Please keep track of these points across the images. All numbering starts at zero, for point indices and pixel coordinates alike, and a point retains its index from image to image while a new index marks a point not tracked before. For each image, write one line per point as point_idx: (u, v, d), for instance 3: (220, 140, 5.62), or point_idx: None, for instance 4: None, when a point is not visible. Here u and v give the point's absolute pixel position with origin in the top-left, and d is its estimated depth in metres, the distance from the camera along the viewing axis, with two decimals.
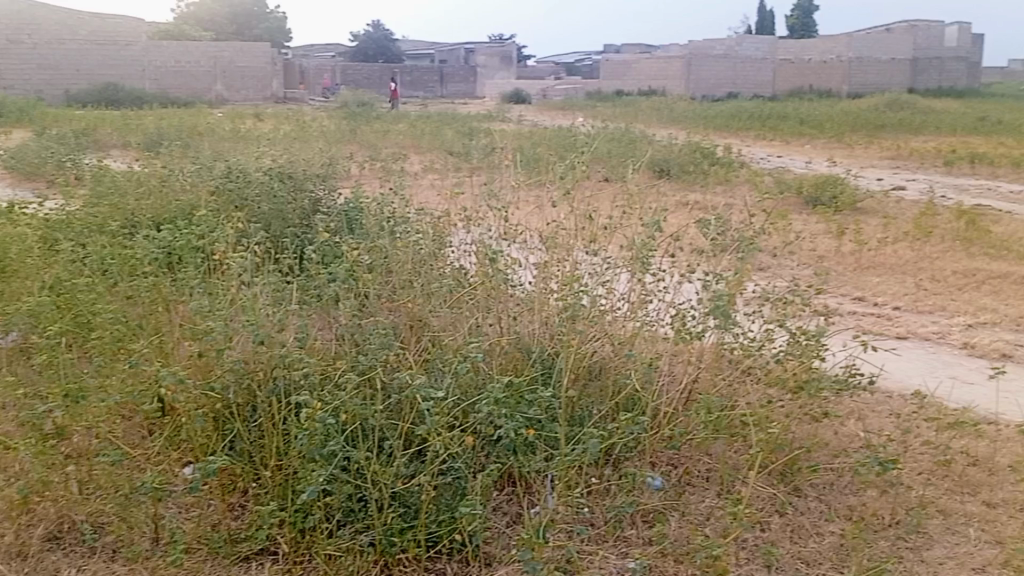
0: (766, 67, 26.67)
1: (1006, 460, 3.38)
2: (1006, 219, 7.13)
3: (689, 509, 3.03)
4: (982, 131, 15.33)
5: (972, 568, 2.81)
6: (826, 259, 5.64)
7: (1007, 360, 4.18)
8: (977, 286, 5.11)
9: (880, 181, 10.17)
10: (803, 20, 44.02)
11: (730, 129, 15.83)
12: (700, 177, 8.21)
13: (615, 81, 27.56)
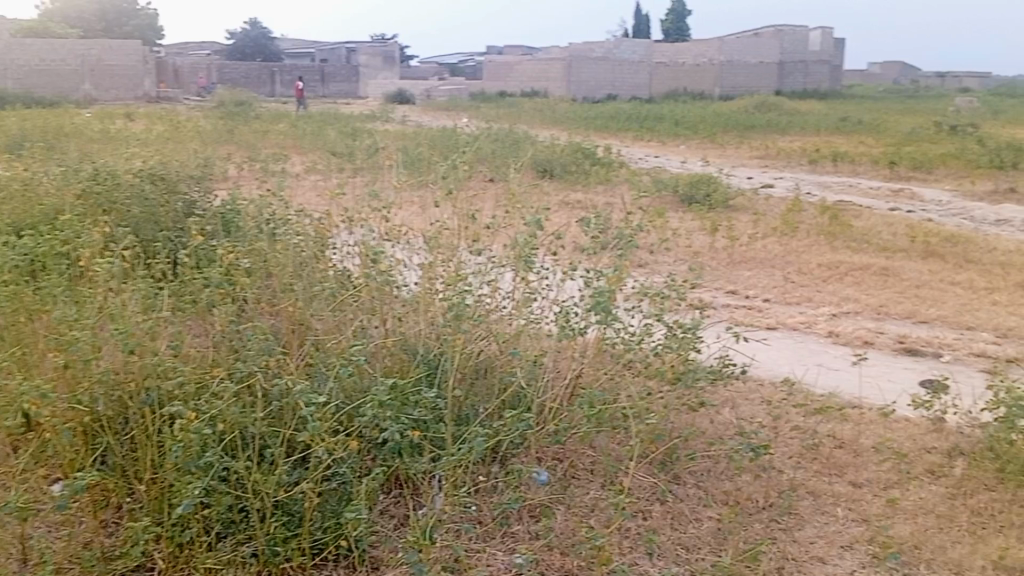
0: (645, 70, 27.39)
1: (869, 441, 3.59)
2: (865, 214, 7.58)
3: (575, 502, 3.08)
4: (844, 131, 16.23)
5: (840, 546, 2.98)
6: (701, 255, 5.86)
7: (868, 347, 4.44)
8: (841, 278, 5.41)
9: (750, 180, 10.62)
10: (679, 24, 45.45)
11: (611, 130, 16.20)
12: (581, 177, 8.37)
13: (499, 82, 27.77)
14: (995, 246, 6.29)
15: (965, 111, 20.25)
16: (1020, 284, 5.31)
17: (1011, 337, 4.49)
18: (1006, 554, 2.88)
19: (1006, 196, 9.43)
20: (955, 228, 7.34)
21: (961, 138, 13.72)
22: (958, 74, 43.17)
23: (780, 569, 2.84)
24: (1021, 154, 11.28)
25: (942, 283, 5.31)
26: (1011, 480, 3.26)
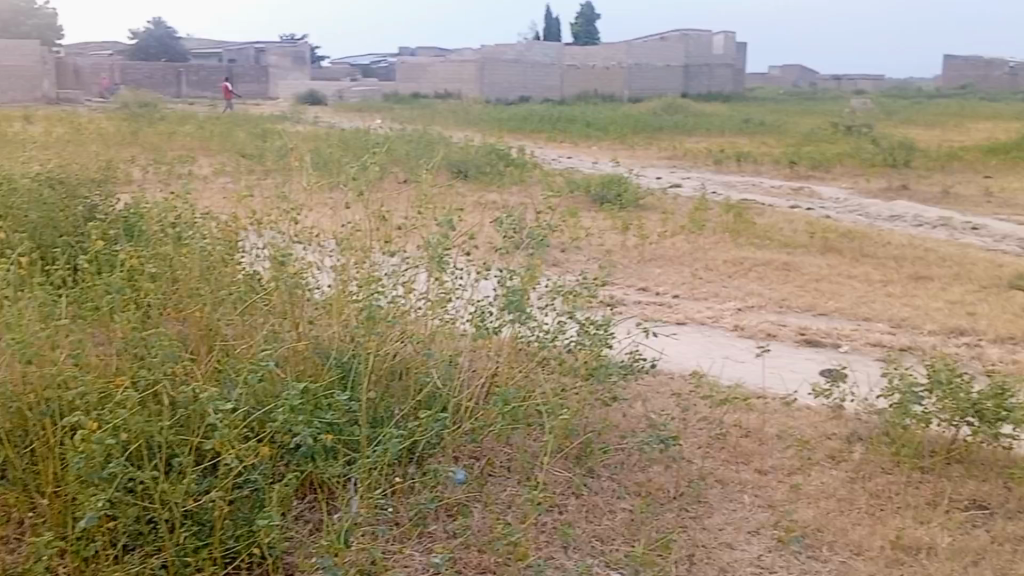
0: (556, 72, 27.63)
1: (773, 430, 3.72)
2: (768, 212, 7.85)
3: (491, 498, 3.10)
4: (747, 132, 16.76)
5: (747, 531, 3.09)
6: (613, 254, 5.97)
7: (771, 339, 4.61)
8: (745, 274, 5.59)
9: (659, 180, 10.86)
10: (588, 28, 46.09)
11: (524, 132, 16.32)
12: (495, 177, 8.42)
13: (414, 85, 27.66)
14: (888, 241, 6.60)
15: (859, 112, 21.18)
16: (910, 276, 5.58)
17: (903, 327, 4.71)
18: (902, 534, 3.04)
19: (897, 193, 9.90)
20: (851, 224, 7.66)
21: (855, 138, 14.35)
22: (851, 77, 45.15)
23: (691, 556, 2.93)
24: (910, 153, 11.86)
25: (840, 277, 5.54)
26: (905, 463, 3.42)
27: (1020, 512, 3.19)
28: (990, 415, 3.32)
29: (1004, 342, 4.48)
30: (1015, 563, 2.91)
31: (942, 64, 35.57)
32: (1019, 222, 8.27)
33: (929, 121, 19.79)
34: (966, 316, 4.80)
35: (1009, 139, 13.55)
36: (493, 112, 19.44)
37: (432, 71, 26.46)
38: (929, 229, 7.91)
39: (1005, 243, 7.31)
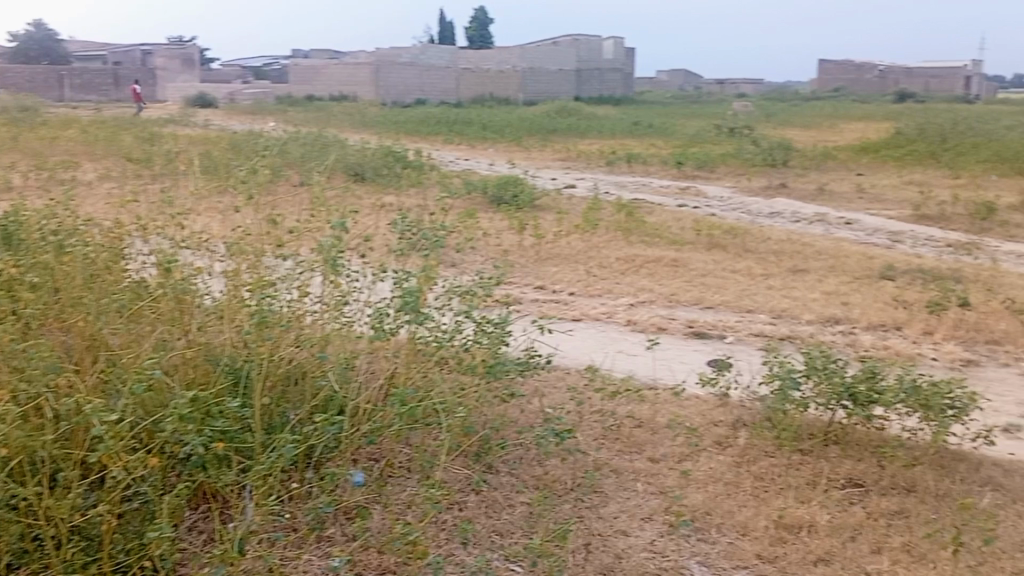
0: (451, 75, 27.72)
1: (664, 419, 3.86)
2: (657, 211, 8.09)
3: (390, 498, 3.11)
4: (637, 134, 17.20)
5: (641, 518, 3.20)
6: (509, 253, 6.06)
7: (661, 333, 4.78)
8: (637, 270, 5.77)
9: (554, 181, 11.06)
10: (483, 32, 46.38)
11: (422, 134, 16.32)
12: (392, 180, 8.41)
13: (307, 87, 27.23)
14: (768, 236, 6.91)
15: (741, 115, 22.03)
16: (790, 269, 5.87)
17: (784, 317, 4.96)
18: (785, 513, 3.20)
19: (778, 191, 10.37)
20: (734, 221, 7.98)
21: (738, 139, 14.91)
22: (735, 79, 46.87)
23: (587, 544, 3.02)
24: (788, 154, 12.42)
25: (725, 272, 5.78)
26: (786, 446, 3.58)
27: (892, 488, 3.35)
28: (862, 398, 3.49)
29: (875, 329, 4.77)
30: (888, 535, 3.09)
31: (818, 68, 37.32)
32: (888, 217, 8.78)
33: (805, 121, 20.76)
34: (840, 306, 5.08)
35: (877, 138, 14.34)
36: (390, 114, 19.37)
37: (329, 73, 26.10)
38: (806, 225, 8.31)
39: (875, 237, 7.75)
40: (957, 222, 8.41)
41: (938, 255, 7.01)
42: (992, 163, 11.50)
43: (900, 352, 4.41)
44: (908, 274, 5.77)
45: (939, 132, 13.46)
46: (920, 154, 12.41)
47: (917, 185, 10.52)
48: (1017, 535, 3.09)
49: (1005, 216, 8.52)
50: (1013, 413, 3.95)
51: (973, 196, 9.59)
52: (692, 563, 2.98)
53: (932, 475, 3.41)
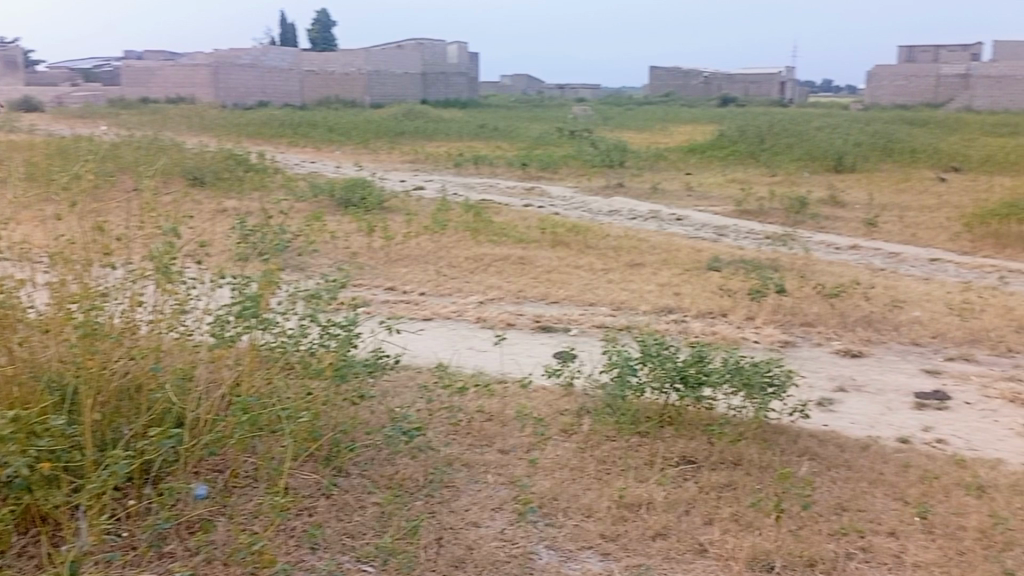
0: (294, 77, 26.99)
1: (512, 411, 4.01)
2: (504, 210, 8.29)
3: (237, 508, 3.08)
4: (483, 136, 17.47)
5: (491, 508, 3.31)
6: (358, 256, 6.09)
7: (509, 328, 4.94)
8: (485, 269, 5.91)
9: (402, 183, 11.12)
10: (325, 35, 45.74)
11: (265, 138, 15.98)
12: (234, 184, 8.24)
13: (141, 90, 25.99)
14: (607, 233, 7.23)
15: (581, 119, 22.80)
16: (628, 263, 6.18)
17: (623, 309, 5.22)
18: (625, 493, 3.38)
19: (617, 190, 10.83)
20: (576, 219, 8.30)
21: (579, 141, 15.45)
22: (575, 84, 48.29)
23: (439, 539, 3.09)
24: (624, 155, 12.99)
25: (569, 267, 6.02)
26: (625, 429, 3.80)
27: (721, 462, 3.58)
28: (692, 380, 3.74)
29: (704, 316, 5.10)
30: (718, 506, 3.29)
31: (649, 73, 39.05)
32: (714, 212, 9.36)
33: (639, 124, 21.70)
34: (673, 296, 5.40)
35: (704, 141, 15.21)
36: (230, 117, 18.81)
37: (164, 75, 25.04)
38: (641, 221, 8.74)
39: (703, 231, 8.26)
40: (774, 217, 9.07)
41: (759, 246, 7.55)
42: (804, 161, 12.44)
43: (727, 337, 4.75)
44: (734, 265, 6.19)
45: (758, 134, 14.43)
46: (742, 154, 13.26)
47: (740, 182, 11.26)
48: (830, 498, 3.32)
49: (816, 210, 9.27)
50: (825, 388, 4.33)
51: (787, 191, 10.35)
52: (540, 548, 3.10)
53: (756, 447, 3.66)
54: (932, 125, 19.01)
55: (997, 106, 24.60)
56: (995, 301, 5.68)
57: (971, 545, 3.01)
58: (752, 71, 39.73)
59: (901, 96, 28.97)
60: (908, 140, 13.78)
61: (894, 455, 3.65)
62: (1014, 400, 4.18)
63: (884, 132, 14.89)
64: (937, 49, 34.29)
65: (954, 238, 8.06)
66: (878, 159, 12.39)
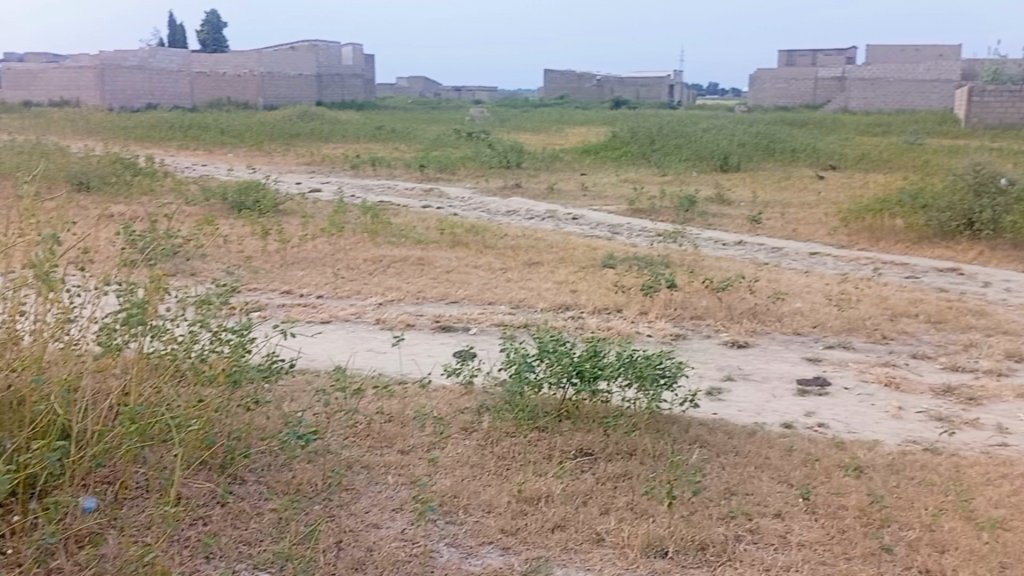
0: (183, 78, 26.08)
1: (412, 411, 4.01)
2: (401, 212, 8.28)
3: (127, 521, 2.99)
4: (380, 138, 17.35)
5: (391, 509, 3.30)
6: (252, 260, 5.99)
7: (408, 329, 4.94)
8: (384, 270, 5.91)
9: (298, 184, 10.97)
10: (217, 37, 44.64)
11: (154, 141, 15.48)
12: (121, 188, 7.98)
13: (20, 92, 24.77)
14: (505, 232, 7.32)
15: (478, 121, 22.89)
16: (526, 263, 6.26)
17: (521, 307, 5.30)
18: (524, 487, 3.42)
19: (514, 190, 10.96)
20: (474, 220, 8.35)
21: (477, 142, 15.55)
22: (472, 87, 48.45)
23: (339, 542, 3.05)
24: (522, 156, 13.13)
25: (467, 267, 6.05)
26: (523, 425, 3.85)
27: (617, 453, 3.67)
28: (588, 374, 3.84)
29: (600, 312, 5.23)
30: (614, 496, 3.37)
31: (544, 77, 39.28)
32: (608, 211, 9.58)
33: (534, 126, 21.93)
34: (570, 293, 5.51)
35: (597, 142, 15.52)
36: (117, 120, 18.14)
37: (45, 76, 23.96)
38: (538, 221, 8.86)
39: (598, 230, 8.43)
40: (664, 215, 9.34)
41: (651, 243, 7.77)
42: (692, 162, 12.84)
43: (622, 332, 4.87)
44: (628, 262, 6.36)
45: (648, 135, 14.82)
46: (633, 155, 13.59)
47: (632, 182, 11.56)
48: (720, 484, 3.44)
49: (705, 208, 9.60)
50: (714, 377, 4.50)
51: (677, 190, 10.67)
52: (440, 546, 3.09)
53: (650, 437, 3.77)
54: (812, 126, 19.90)
55: (870, 107, 25.95)
56: (869, 292, 6.00)
57: (851, 523, 3.16)
58: (645, 75, 40.68)
59: (781, 98, 30.12)
60: (788, 141, 14.38)
61: (779, 440, 3.81)
62: (888, 384, 4.43)
63: (766, 133, 15.50)
64: (814, 54, 35.85)
65: (832, 233, 8.46)
66: (760, 160, 12.91)
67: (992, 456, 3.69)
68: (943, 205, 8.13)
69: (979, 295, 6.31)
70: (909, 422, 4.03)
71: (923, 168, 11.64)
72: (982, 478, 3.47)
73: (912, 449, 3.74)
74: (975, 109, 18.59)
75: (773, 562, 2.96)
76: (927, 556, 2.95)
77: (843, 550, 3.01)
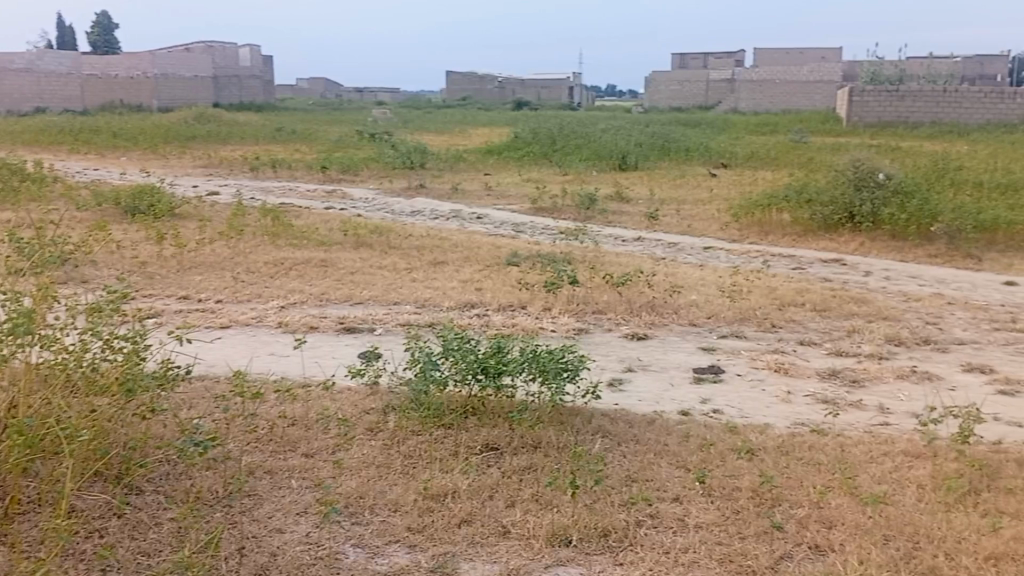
0: (72, 81, 25.14)
1: (315, 414, 3.98)
2: (302, 214, 8.20)
3: (18, 537, 2.88)
4: (280, 140, 17.06)
5: (295, 513, 3.24)
6: (148, 266, 5.84)
7: (311, 331, 4.90)
8: (286, 273, 5.85)
9: (195, 188, 10.73)
10: (107, 38, 43.06)
11: (41, 145, 14.85)
12: (6, 194, 7.66)
13: None
14: (409, 233, 7.33)
15: (380, 122, 22.77)
16: (430, 262, 6.29)
17: (426, 306, 5.32)
18: (430, 484, 3.41)
19: (418, 190, 10.97)
20: (377, 221, 8.34)
21: (380, 143, 15.49)
22: (376, 90, 48.09)
23: (241, 548, 2.98)
24: (425, 156, 13.15)
25: (372, 268, 6.04)
26: (428, 423, 3.87)
27: (522, 447, 3.73)
28: (492, 370, 3.89)
29: (504, 310, 5.31)
30: (520, 489, 3.41)
31: (447, 78, 39.39)
32: (511, 210, 9.70)
33: (437, 127, 21.94)
34: (474, 292, 5.57)
35: (499, 143, 15.66)
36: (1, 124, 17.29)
37: None
38: (443, 221, 8.90)
39: (502, 228, 8.52)
40: (566, 213, 9.51)
41: (553, 241, 7.91)
42: (592, 161, 13.10)
43: (525, 328, 4.95)
44: (531, 259, 6.46)
45: (549, 135, 15.04)
46: (535, 156, 13.77)
47: (534, 181, 11.72)
48: (621, 472, 3.54)
49: (605, 206, 9.81)
50: (615, 370, 4.62)
51: (578, 189, 10.88)
52: (346, 547, 3.04)
53: (553, 430, 3.84)
54: (706, 126, 20.55)
55: (760, 108, 26.98)
56: (759, 283, 6.26)
57: (745, 504, 3.30)
58: (547, 77, 41.18)
59: (675, 100, 30.97)
60: (682, 140, 14.82)
61: (677, 427, 3.94)
62: (777, 370, 4.64)
63: (662, 133, 15.94)
64: (707, 56, 36.94)
65: (724, 229, 8.79)
66: (657, 158, 13.28)
67: (874, 434, 3.91)
68: (825, 200, 8.53)
69: (860, 284, 6.66)
70: (798, 406, 4.23)
71: (807, 164, 12.17)
72: (865, 456, 3.67)
73: (800, 432, 3.93)
74: (857, 108, 19.53)
75: (672, 545, 3.05)
76: (816, 532, 3.09)
77: (738, 530, 3.13)
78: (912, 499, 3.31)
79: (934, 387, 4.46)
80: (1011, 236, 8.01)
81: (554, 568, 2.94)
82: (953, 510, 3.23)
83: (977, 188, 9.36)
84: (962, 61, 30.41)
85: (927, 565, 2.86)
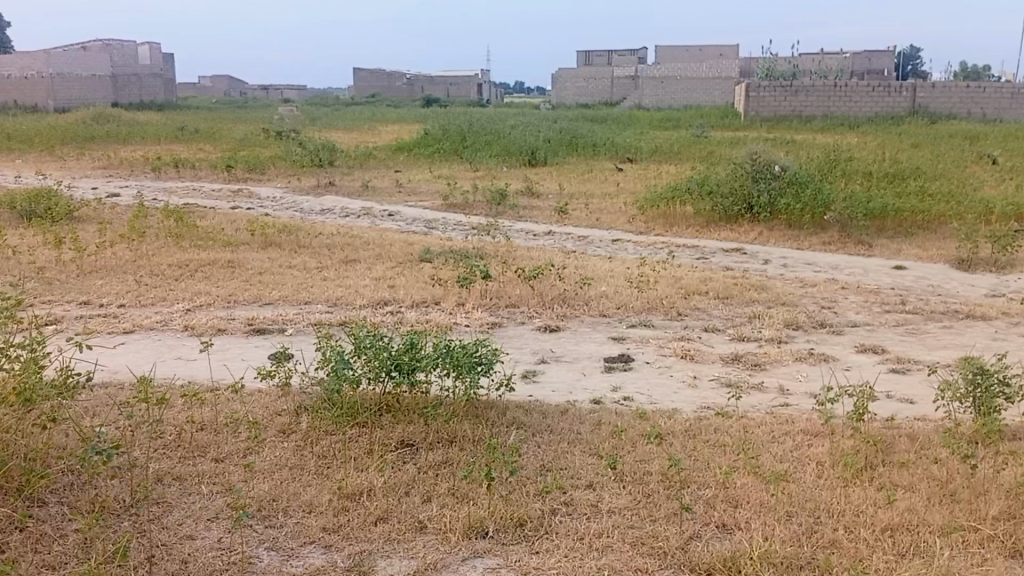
0: None
1: (224, 417, 3.91)
2: (207, 214, 8.02)
3: None
4: (184, 139, 16.60)
5: (206, 518, 3.18)
6: (45, 271, 5.63)
7: (219, 334, 4.81)
8: (192, 275, 5.72)
9: (95, 189, 10.38)
10: None
11: None
12: None
13: None
14: (319, 231, 7.26)
15: (287, 120, 22.33)
16: (341, 260, 6.23)
17: (338, 305, 5.28)
18: (345, 483, 3.38)
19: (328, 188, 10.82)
20: (286, 219, 8.19)
21: (288, 139, 15.22)
22: (282, 88, 47.21)
23: (151, 557, 2.90)
24: (335, 153, 13.00)
25: (280, 268, 5.95)
26: (342, 422, 3.85)
27: (437, 442, 3.75)
28: (405, 367, 3.90)
29: (417, 306, 5.32)
30: (436, 484, 3.42)
31: (355, 76, 39.02)
32: (422, 206, 9.68)
33: (346, 125, 21.74)
34: (387, 289, 5.56)
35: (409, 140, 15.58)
36: None
37: None
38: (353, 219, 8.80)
39: (414, 225, 8.50)
40: (478, 208, 9.56)
41: (464, 236, 7.93)
42: (502, 157, 13.19)
43: (438, 324, 4.97)
44: (443, 254, 6.48)
45: (459, 132, 15.05)
46: (446, 153, 13.77)
47: (445, 177, 11.73)
48: (536, 462, 3.59)
49: (515, 200, 9.90)
50: (529, 362, 4.68)
51: (489, 184, 10.94)
52: (260, 551, 2.99)
53: (468, 424, 3.87)
54: (613, 121, 20.93)
55: (664, 103, 27.66)
56: (666, 273, 6.42)
57: (656, 487, 3.39)
58: (456, 75, 41.18)
59: (581, 96, 31.38)
60: (589, 135, 15.07)
61: (589, 415, 4.02)
62: (684, 356, 4.79)
63: (571, 128, 16.15)
64: (613, 54, 37.65)
65: (632, 221, 8.99)
66: (564, 155, 13.48)
67: (775, 415, 4.07)
68: (726, 191, 8.80)
69: (761, 272, 6.91)
70: (704, 390, 4.37)
71: (708, 157, 12.54)
72: (768, 436, 3.81)
73: (706, 415, 4.06)
74: (754, 103, 20.24)
75: (586, 531, 3.11)
76: (722, 512, 3.21)
77: (650, 513, 3.22)
78: (813, 476, 3.47)
79: (831, 368, 4.67)
80: (899, 223, 8.45)
81: (470, 560, 2.96)
82: (850, 485, 3.40)
83: (867, 177, 9.82)
84: (852, 57, 31.82)
85: (828, 539, 3.00)
